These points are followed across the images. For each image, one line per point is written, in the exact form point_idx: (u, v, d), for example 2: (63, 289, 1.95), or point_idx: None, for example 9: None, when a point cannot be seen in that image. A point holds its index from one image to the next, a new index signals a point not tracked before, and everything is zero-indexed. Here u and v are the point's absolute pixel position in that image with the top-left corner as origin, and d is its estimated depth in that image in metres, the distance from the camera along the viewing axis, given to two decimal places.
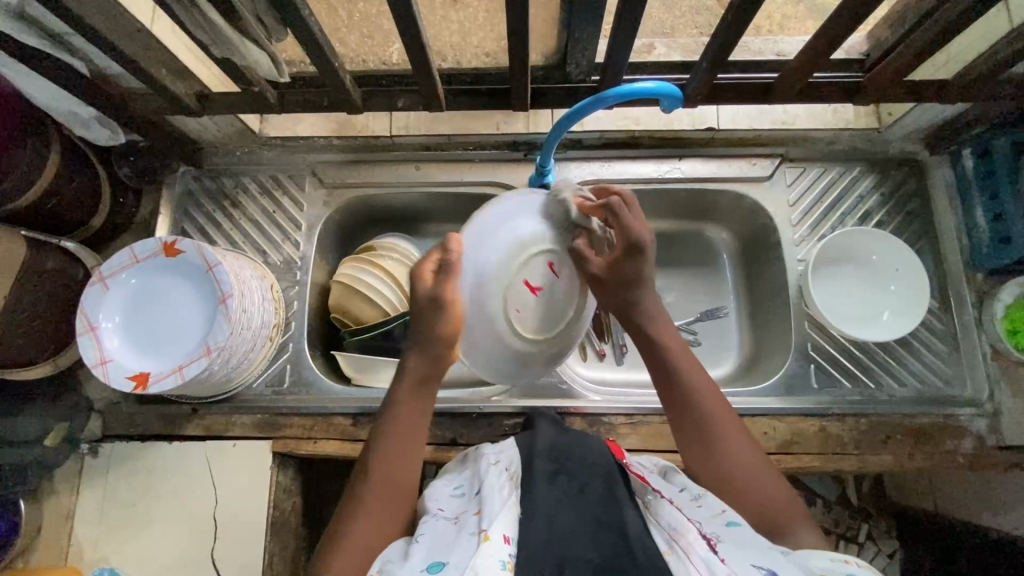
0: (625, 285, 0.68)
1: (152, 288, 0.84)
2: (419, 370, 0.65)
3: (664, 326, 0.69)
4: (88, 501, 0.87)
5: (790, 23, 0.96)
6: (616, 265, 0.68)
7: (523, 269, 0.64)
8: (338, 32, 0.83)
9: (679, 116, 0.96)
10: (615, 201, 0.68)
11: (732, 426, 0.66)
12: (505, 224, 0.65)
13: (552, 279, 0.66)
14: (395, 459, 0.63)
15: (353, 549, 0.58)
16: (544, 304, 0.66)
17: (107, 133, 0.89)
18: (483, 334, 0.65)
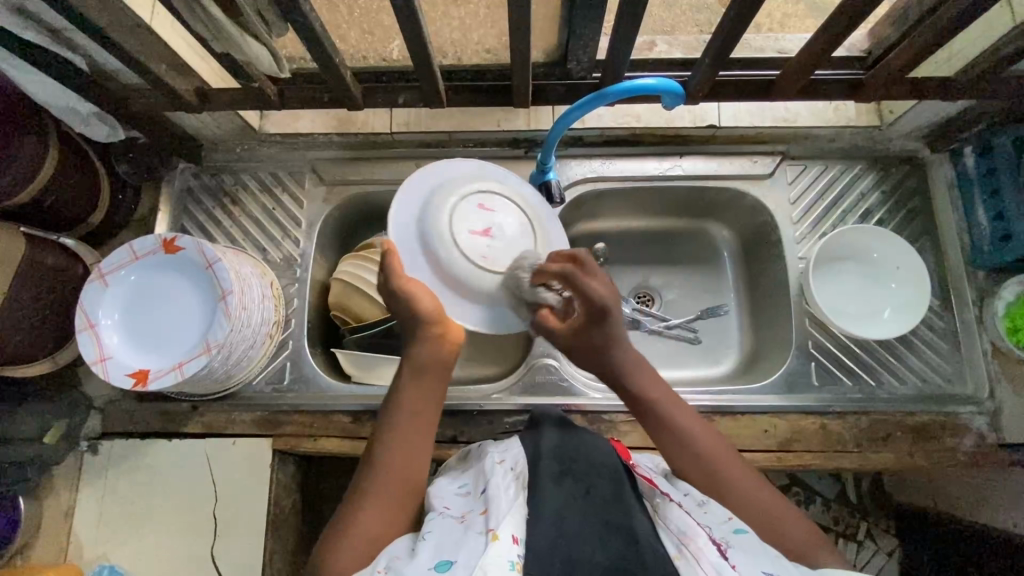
0: (597, 351, 0.68)
1: (153, 285, 0.83)
2: (420, 358, 0.66)
3: (644, 374, 0.68)
4: (88, 499, 0.87)
5: (790, 21, 0.96)
6: (583, 331, 0.68)
7: (461, 219, 0.71)
8: (338, 28, 0.81)
9: (680, 113, 0.94)
10: (569, 270, 0.66)
11: (724, 450, 0.65)
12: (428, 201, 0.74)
13: (490, 214, 0.73)
14: (400, 454, 0.63)
15: (355, 541, 0.58)
16: (501, 242, 0.72)
17: (106, 129, 0.88)
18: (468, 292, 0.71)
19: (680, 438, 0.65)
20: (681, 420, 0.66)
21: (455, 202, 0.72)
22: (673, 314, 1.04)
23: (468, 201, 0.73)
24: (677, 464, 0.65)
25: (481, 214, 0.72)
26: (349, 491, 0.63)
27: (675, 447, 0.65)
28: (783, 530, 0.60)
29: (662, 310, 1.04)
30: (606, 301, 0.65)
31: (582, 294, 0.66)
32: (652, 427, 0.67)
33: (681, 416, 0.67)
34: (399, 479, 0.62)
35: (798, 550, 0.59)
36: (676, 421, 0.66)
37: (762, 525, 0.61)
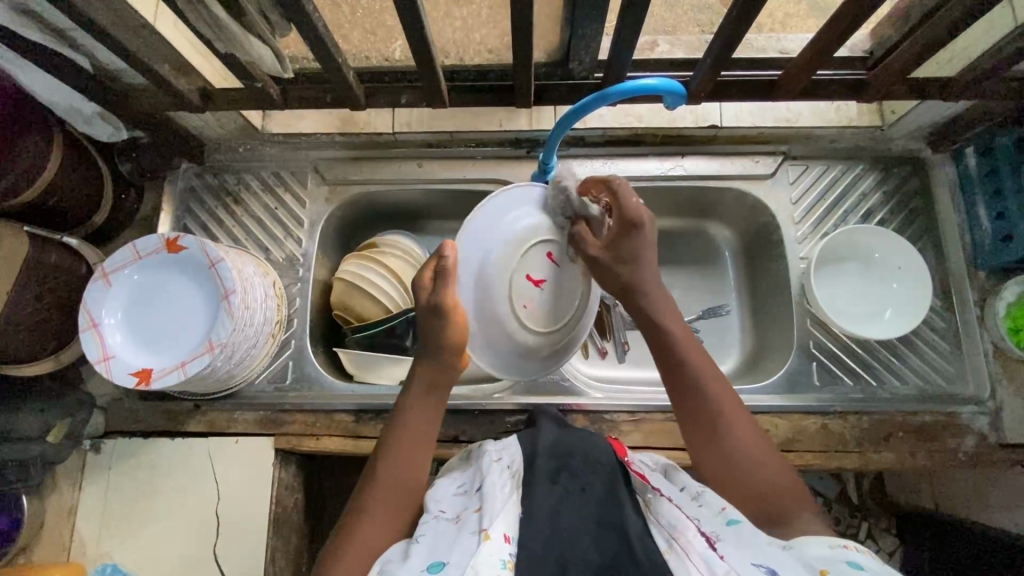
0: (624, 265, 0.69)
1: (156, 286, 0.83)
2: (428, 376, 0.68)
3: (665, 306, 0.69)
4: (91, 497, 0.87)
5: (792, 21, 0.94)
6: (612, 244, 0.69)
7: (524, 262, 0.71)
8: (341, 28, 0.81)
9: (681, 114, 0.94)
10: (615, 181, 0.70)
11: (730, 399, 0.66)
12: (501, 228, 0.71)
13: (553, 267, 0.72)
14: (404, 462, 0.65)
15: (358, 550, 0.59)
16: (549, 296, 0.72)
17: (109, 129, 0.88)
18: (495, 332, 0.72)
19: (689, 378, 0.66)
20: (694, 360, 0.67)
21: (526, 245, 0.71)
22: None
23: (537, 246, 0.71)
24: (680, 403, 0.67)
25: (546, 264, 0.72)
26: (352, 498, 0.65)
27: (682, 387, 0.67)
28: (769, 483, 0.62)
29: None
30: (640, 214, 0.69)
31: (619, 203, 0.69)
32: (663, 364, 0.68)
33: (695, 356, 0.67)
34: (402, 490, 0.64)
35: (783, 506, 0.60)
36: (688, 361, 0.67)
37: (750, 474, 0.62)
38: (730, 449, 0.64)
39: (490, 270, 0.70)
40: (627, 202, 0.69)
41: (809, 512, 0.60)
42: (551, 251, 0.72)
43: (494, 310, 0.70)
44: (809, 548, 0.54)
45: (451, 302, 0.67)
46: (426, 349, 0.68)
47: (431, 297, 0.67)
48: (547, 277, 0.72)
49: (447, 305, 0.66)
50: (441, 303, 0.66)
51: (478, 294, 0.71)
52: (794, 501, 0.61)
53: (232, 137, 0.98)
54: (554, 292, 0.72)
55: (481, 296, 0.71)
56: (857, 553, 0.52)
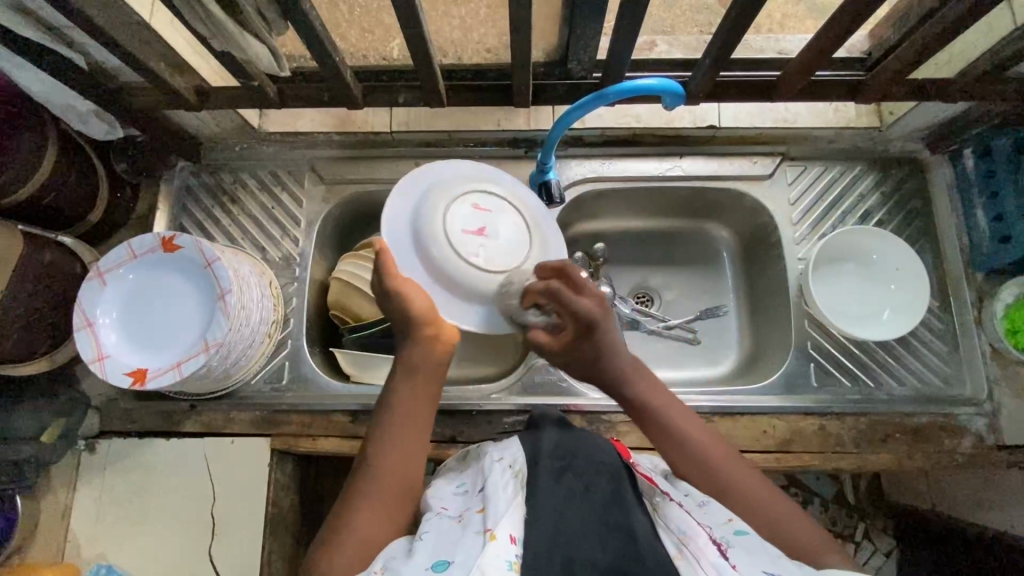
0: (592, 358, 0.68)
1: (150, 282, 0.83)
2: (415, 359, 0.66)
3: (644, 383, 0.68)
4: (86, 498, 0.87)
5: (790, 22, 0.97)
6: (573, 348, 0.68)
7: (455, 219, 0.71)
8: (339, 26, 0.84)
9: (680, 114, 0.94)
10: (555, 286, 0.66)
11: (730, 455, 0.65)
12: (421, 198, 0.74)
13: (484, 215, 0.72)
14: (396, 452, 0.63)
15: (352, 545, 0.58)
16: (493, 244, 0.72)
17: (104, 127, 0.87)
18: (464, 293, 0.71)
19: (684, 445, 0.65)
20: (682, 426, 0.66)
21: (450, 200, 0.72)
22: (674, 315, 1.04)
23: (462, 201, 0.72)
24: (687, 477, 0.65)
25: (475, 215, 0.72)
26: (342, 494, 0.63)
27: (683, 459, 0.65)
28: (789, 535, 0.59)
29: (661, 311, 1.04)
30: (591, 312, 0.66)
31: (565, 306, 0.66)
32: (659, 439, 0.67)
33: (683, 420, 0.67)
34: (395, 483, 0.62)
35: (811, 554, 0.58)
36: (679, 428, 0.66)
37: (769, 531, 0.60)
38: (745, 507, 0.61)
39: (427, 236, 0.70)
40: (575, 302, 0.66)
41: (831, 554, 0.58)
42: (476, 202, 0.73)
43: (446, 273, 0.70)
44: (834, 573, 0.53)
45: (396, 284, 0.66)
46: (405, 335, 0.67)
47: (379, 288, 0.67)
48: (482, 224, 0.72)
49: (392, 288, 0.66)
50: (387, 288, 0.66)
51: (423, 263, 0.71)
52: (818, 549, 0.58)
53: (228, 136, 0.97)
54: (496, 237, 0.72)
55: (428, 268, 0.71)
56: None
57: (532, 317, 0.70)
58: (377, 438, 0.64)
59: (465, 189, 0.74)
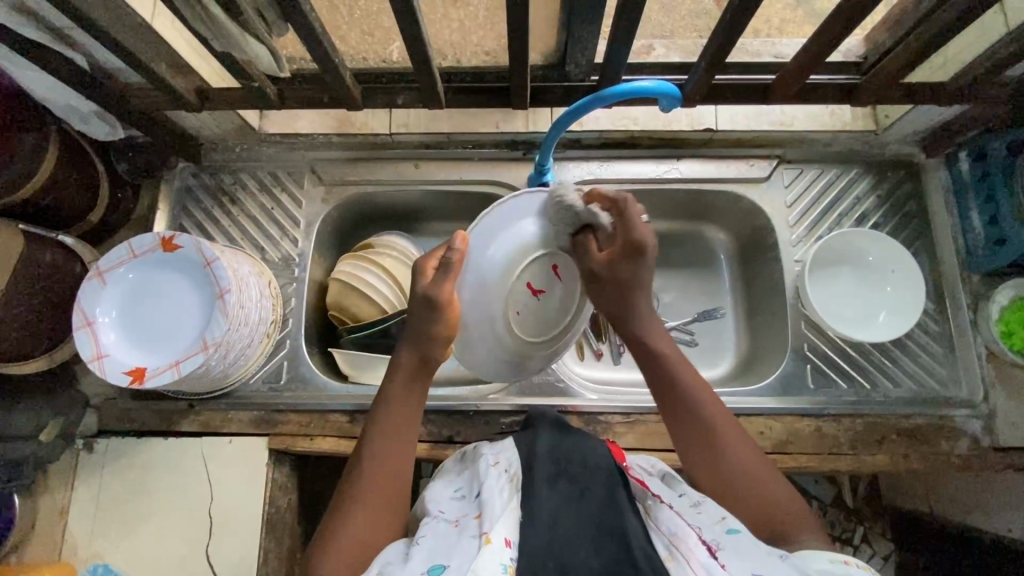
0: (628, 279, 0.71)
1: (145, 282, 0.83)
2: (412, 363, 0.67)
3: (660, 330, 0.71)
4: (82, 498, 0.87)
5: (788, 26, 0.98)
6: (617, 268, 0.70)
7: (529, 272, 0.71)
8: (338, 29, 0.83)
9: (678, 116, 0.95)
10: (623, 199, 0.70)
11: (729, 421, 0.66)
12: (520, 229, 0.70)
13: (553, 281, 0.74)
14: (388, 454, 0.64)
15: (349, 546, 0.58)
16: (543, 305, 0.74)
17: (106, 129, 0.87)
18: (483, 336, 0.72)
19: (683, 409, 0.66)
20: (686, 385, 0.67)
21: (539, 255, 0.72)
22: (672, 316, 1.04)
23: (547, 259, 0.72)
24: (682, 433, 0.66)
25: (547, 277, 0.73)
26: (336, 494, 0.63)
27: (683, 421, 0.66)
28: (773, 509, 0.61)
29: (659, 313, 1.04)
30: (644, 238, 0.70)
31: (625, 225, 0.69)
32: (664, 399, 0.68)
33: (687, 378, 0.68)
34: (381, 485, 0.62)
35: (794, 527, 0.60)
36: (685, 386, 0.67)
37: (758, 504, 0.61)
38: (733, 474, 0.63)
39: (497, 267, 0.69)
40: (635, 223, 0.69)
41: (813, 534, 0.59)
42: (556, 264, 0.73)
43: (488, 304, 0.70)
44: (811, 560, 0.53)
45: (449, 298, 0.65)
46: (415, 337, 0.66)
47: (431, 292, 0.64)
48: (545, 288, 0.74)
49: (444, 300, 0.64)
50: (439, 297, 0.64)
51: (481, 283, 0.69)
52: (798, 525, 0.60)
53: (229, 137, 0.98)
54: (546, 302, 0.74)
55: (479, 294, 0.69)
56: (858, 569, 0.52)
57: (603, 217, 0.70)
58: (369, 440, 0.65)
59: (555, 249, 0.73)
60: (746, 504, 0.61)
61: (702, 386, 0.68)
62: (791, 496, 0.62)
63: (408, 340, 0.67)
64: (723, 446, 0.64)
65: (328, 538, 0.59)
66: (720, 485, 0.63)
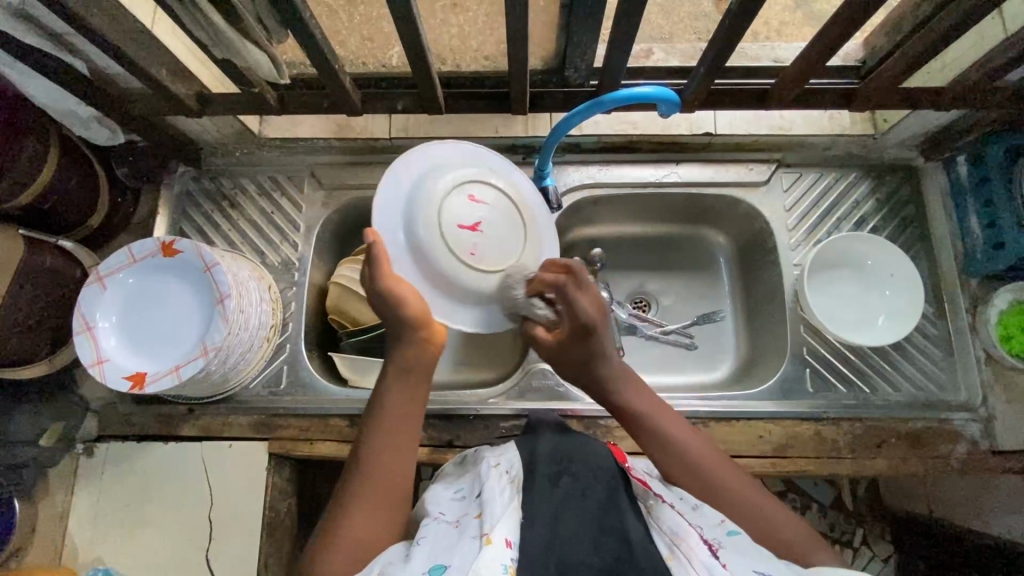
0: (583, 363, 0.69)
1: (145, 285, 0.84)
2: (408, 358, 0.67)
3: (633, 388, 0.69)
4: (83, 502, 0.87)
5: (786, 30, 0.99)
6: (567, 347, 0.69)
7: (450, 213, 0.73)
8: (338, 34, 0.84)
9: (676, 121, 0.96)
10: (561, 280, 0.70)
11: (711, 452, 0.66)
12: (415, 192, 0.75)
13: (479, 207, 0.74)
14: (387, 450, 0.64)
15: (349, 545, 0.59)
16: (490, 236, 0.74)
17: (106, 133, 0.88)
18: (458, 290, 0.74)
19: (665, 446, 0.66)
20: (663, 424, 0.67)
21: (447, 192, 0.73)
22: (671, 320, 1.04)
23: (458, 193, 0.74)
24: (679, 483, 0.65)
25: (470, 208, 0.74)
26: (336, 492, 0.64)
27: (666, 459, 0.66)
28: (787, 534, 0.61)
29: (658, 316, 1.04)
30: (591, 315, 0.67)
31: (569, 306, 0.68)
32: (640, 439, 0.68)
33: (669, 424, 0.67)
34: (381, 483, 0.62)
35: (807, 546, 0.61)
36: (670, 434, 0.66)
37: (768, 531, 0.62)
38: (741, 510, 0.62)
39: (419, 235, 0.73)
40: (578, 301, 0.68)
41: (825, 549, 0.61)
42: (471, 195, 0.75)
43: (438, 269, 0.73)
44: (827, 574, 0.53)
45: (387, 283, 0.66)
46: (393, 335, 0.68)
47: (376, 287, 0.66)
48: (476, 219, 0.74)
49: (383, 287, 0.66)
50: (380, 287, 0.66)
51: (416, 259, 0.73)
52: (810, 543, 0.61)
53: (229, 141, 0.98)
54: (491, 230, 0.74)
55: (423, 261, 0.73)
56: None
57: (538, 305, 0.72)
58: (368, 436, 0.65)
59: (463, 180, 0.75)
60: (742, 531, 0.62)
61: (683, 428, 0.68)
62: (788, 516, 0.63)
63: (392, 341, 0.68)
64: (710, 478, 0.64)
65: (329, 537, 0.60)
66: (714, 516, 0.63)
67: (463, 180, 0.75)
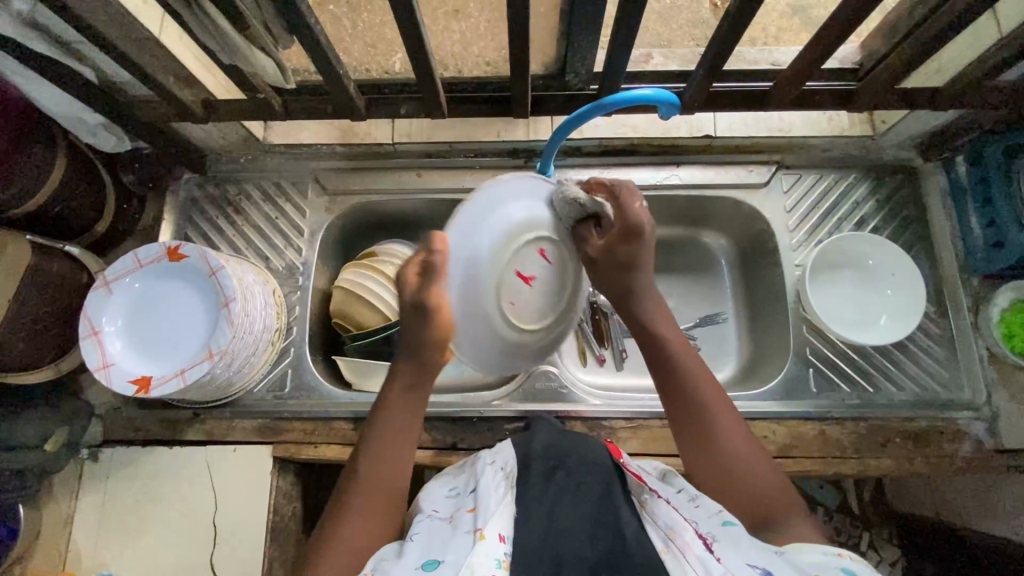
0: (619, 269, 0.70)
1: (157, 290, 0.84)
2: (407, 375, 0.67)
3: (661, 311, 0.71)
4: (87, 508, 0.87)
5: (784, 35, 1.00)
6: (612, 249, 0.69)
7: (516, 258, 0.63)
8: (342, 41, 0.88)
9: (677, 124, 0.98)
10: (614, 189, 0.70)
11: (721, 401, 0.67)
12: (496, 214, 0.63)
13: (543, 264, 0.65)
14: (383, 461, 0.65)
15: (344, 548, 0.59)
16: (538, 292, 0.66)
17: (114, 139, 0.89)
18: (475, 336, 0.64)
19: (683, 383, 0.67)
20: (684, 359, 0.68)
21: (524, 239, 0.63)
22: (674, 322, 1.04)
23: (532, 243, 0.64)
24: (676, 408, 0.68)
25: (537, 261, 0.65)
26: (334, 497, 0.65)
27: (672, 387, 0.68)
28: (756, 490, 0.62)
29: None
30: (640, 219, 0.69)
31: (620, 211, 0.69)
32: (653, 362, 0.70)
33: (682, 352, 0.69)
34: (379, 492, 0.63)
35: (776, 503, 0.62)
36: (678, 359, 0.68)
37: (738, 477, 0.63)
38: (724, 455, 0.64)
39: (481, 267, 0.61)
40: (631, 208, 0.69)
41: (800, 521, 0.60)
42: (544, 249, 0.66)
43: (477, 304, 0.62)
44: (803, 553, 0.54)
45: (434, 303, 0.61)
46: (408, 349, 0.65)
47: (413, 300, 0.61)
48: (536, 273, 0.65)
49: (430, 306, 0.61)
50: (426, 305, 0.61)
51: (466, 288, 0.62)
52: (780, 506, 0.62)
53: (233, 148, 0.99)
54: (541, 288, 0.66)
55: (469, 291, 0.62)
56: (852, 560, 0.53)
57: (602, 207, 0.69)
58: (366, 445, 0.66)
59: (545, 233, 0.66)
60: (729, 482, 0.63)
61: (695, 360, 0.69)
62: (772, 475, 0.64)
63: (402, 352, 0.66)
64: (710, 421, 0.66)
65: (325, 539, 0.60)
66: (707, 467, 0.65)
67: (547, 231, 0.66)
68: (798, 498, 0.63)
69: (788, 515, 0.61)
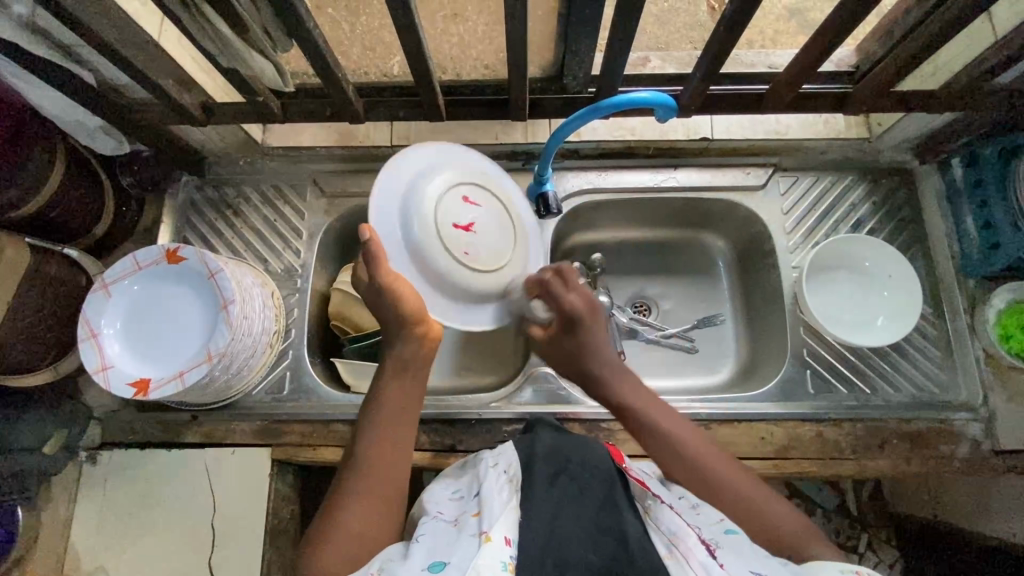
0: (571, 359, 0.76)
1: (155, 292, 0.84)
2: (399, 358, 0.70)
3: (626, 381, 0.73)
4: (86, 510, 0.87)
5: (781, 38, 1.01)
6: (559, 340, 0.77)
7: (445, 212, 0.70)
8: (341, 45, 0.86)
9: (674, 126, 0.97)
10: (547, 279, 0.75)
11: (709, 449, 0.68)
12: (412, 188, 0.71)
13: (474, 209, 0.72)
14: (383, 448, 0.65)
15: (343, 534, 0.59)
16: (482, 237, 0.72)
17: (113, 142, 0.90)
18: (449, 288, 0.71)
19: (667, 443, 0.68)
20: (663, 421, 0.69)
21: (442, 193, 0.70)
22: (672, 324, 1.04)
23: (454, 193, 0.71)
24: (671, 470, 0.68)
25: (467, 209, 0.71)
26: (332, 489, 0.64)
27: (663, 450, 0.68)
28: (774, 528, 0.62)
29: (659, 320, 1.05)
30: (576, 310, 0.75)
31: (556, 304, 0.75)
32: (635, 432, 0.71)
33: (657, 414, 0.70)
34: (379, 479, 0.63)
35: (795, 537, 0.61)
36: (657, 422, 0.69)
37: (754, 516, 0.63)
38: (731, 498, 0.64)
39: (416, 232, 0.69)
40: (568, 299, 0.75)
41: (820, 547, 0.60)
42: (467, 197, 0.72)
43: (431, 264, 0.69)
44: (820, 569, 0.54)
45: (388, 280, 0.66)
46: (392, 331, 0.69)
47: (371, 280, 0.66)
48: (472, 219, 0.72)
49: (384, 283, 0.66)
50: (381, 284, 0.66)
51: (412, 255, 0.70)
52: (800, 538, 0.61)
53: (231, 150, 1.00)
54: (483, 231, 0.72)
55: (417, 258, 0.69)
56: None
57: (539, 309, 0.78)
58: (365, 432, 0.66)
59: (461, 181, 0.73)
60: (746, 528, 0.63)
61: (672, 416, 0.70)
62: (781, 507, 0.64)
63: (392, 338, 0.70)
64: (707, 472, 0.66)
65: (324, 529, 0.60)
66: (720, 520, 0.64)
67: (461, 180, 0.73)
68: (810, 523, 0.63)
69: (810, 550, 0.60)
